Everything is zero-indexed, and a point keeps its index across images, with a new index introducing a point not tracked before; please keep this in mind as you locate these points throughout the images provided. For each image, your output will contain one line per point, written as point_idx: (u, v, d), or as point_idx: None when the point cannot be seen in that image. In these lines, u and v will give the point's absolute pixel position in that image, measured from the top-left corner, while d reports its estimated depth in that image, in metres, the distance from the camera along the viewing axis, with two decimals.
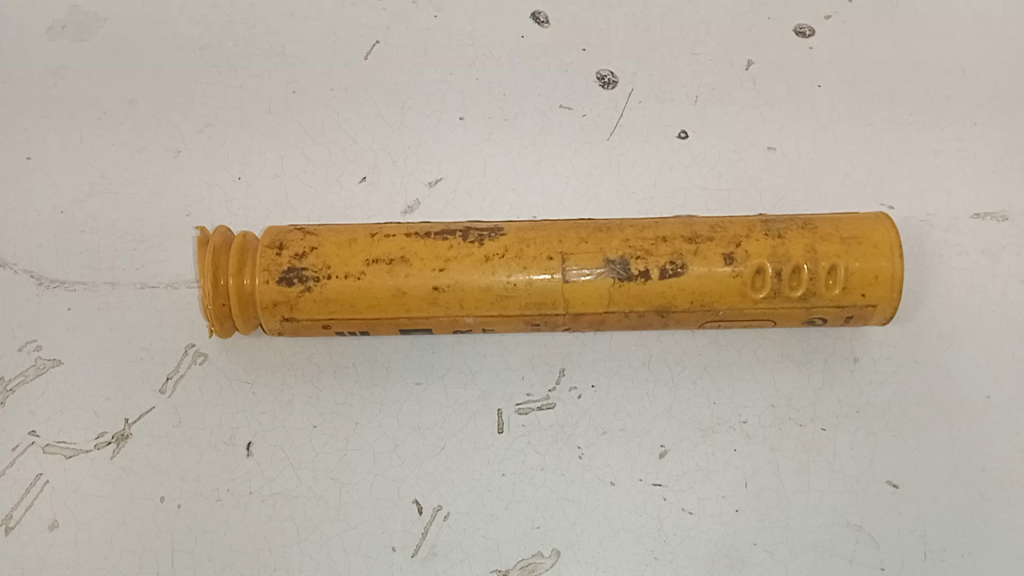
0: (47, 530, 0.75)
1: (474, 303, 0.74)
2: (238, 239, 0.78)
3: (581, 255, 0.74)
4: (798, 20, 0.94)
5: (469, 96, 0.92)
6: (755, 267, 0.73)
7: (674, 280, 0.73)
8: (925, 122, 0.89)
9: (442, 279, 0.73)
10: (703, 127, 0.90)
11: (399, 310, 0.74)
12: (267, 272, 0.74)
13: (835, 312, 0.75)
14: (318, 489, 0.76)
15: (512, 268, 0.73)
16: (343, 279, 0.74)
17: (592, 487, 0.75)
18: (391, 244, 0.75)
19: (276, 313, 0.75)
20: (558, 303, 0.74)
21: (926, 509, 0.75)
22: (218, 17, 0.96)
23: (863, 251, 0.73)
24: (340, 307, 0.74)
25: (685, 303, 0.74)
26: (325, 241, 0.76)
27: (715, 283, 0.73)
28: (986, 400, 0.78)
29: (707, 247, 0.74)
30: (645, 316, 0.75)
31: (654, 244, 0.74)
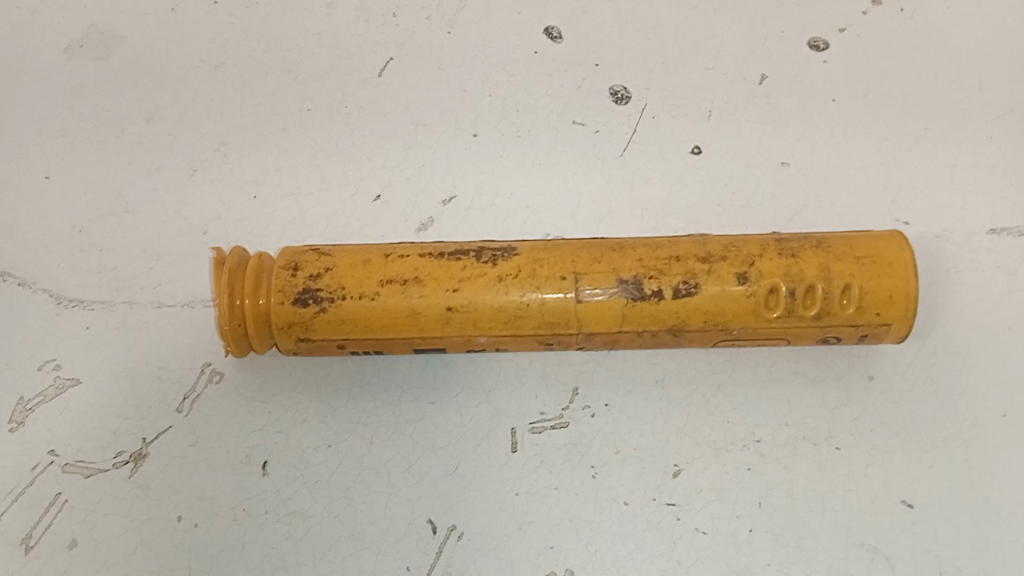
0: (66, 549, 0.76)
1: (489, 323, 0.74)
2: (253, 259, 0.78)
3: (594, 275, 0.74)
4: (812, 34, 0.95)
5: (481, 112, 0.93)
6: (769, 286, 0.73)
7: (688, 299, 0.73)
8: (940, 137, 0.89)
9: (455, 300, 0.73)
10: (717, 141, 0.90)
11: (413, 330, 0.74)
12: (282, 293, 0.74)
13: (850, 331, 0.74)
14: (332, 508, 0.76)
15: (525, 288, 0.73)
16: (358, 299, 0.74)
17: (605, 506, 0.75)
18: (405, 264, 0.75)
19: (291, 334, 0.74)
20: (572, 323, 0.74)
21: (941, 529, 0.74)
22: (234, 36, 0.98)
23: (878, 269, 0.73)
24: (355, 328, 0.74)
25: (698, 323, 0.73)
26: (338, 261, 0.76)
27: (728, 302, 0.72)
28: (1003, 418, 0.77)
29: (720, 266, 0.73)
30: (659, 336, 0.75)
31: (667, 263, 0.74)
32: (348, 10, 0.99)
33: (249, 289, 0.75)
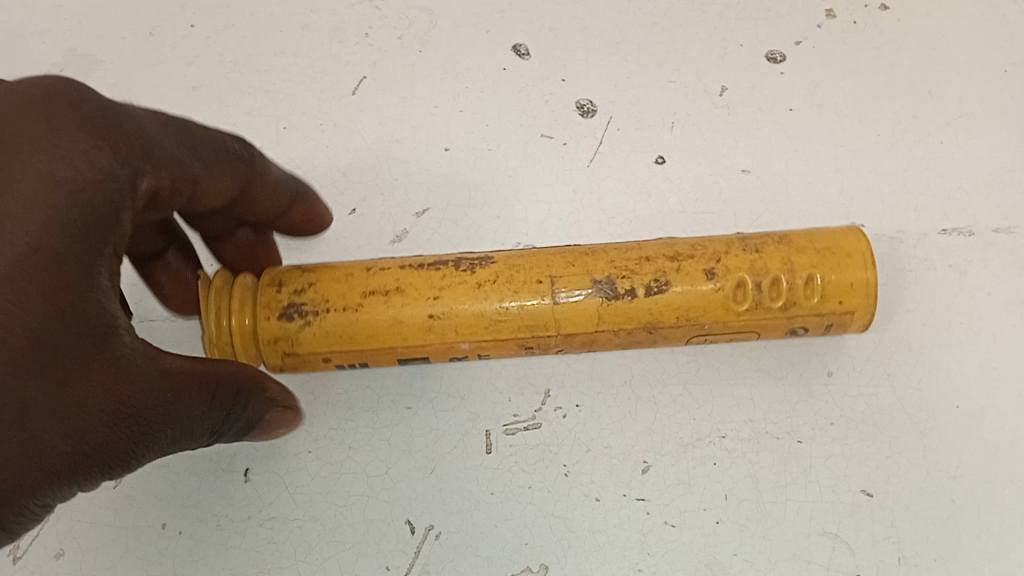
0: (53, 558, 0.78)
1: (470, 329, 0.76)
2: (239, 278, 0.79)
3: (569, 278, 0.76)
4: (769, 46, 0.99)
5: (453, 128, 0.96)
6: (735, 281, 0.76)
7: (660, 297, 0.75)
8: (893, 142, 0.93)
9: (436, 307, 0.76)
10: (679, 150, 0.93)
11: (396, 339, 0.76)
12: (268, 309, 0.77)
13: (815, 320, 0.78)
14: (313, 511, 0.79)
15: (504, 293, 0.76)
16: (342, 311, 0.76)
17: (577, 503, 0.78)
18: (386, 276, 0.77)
19: (277, 348, 0.77)
20: (550, 326, 0.76)
21: (900, 516, 0.76)
22: (211, 58, 1.01)
23: (838, 260, 0.76)
24: (340, 339, 0.76)
25: (671, 319, 0.76)
26: (322, 276, 0.78)
27: (698, 298, 0.75)
28: (957, 409, 0.80)
29: (689, 264, 0.76)
30: (634, 334, 0.78)
31: (638, 263, 0.76)
32: (324, 33, 1.03)
33: (237, 306, 0.76)
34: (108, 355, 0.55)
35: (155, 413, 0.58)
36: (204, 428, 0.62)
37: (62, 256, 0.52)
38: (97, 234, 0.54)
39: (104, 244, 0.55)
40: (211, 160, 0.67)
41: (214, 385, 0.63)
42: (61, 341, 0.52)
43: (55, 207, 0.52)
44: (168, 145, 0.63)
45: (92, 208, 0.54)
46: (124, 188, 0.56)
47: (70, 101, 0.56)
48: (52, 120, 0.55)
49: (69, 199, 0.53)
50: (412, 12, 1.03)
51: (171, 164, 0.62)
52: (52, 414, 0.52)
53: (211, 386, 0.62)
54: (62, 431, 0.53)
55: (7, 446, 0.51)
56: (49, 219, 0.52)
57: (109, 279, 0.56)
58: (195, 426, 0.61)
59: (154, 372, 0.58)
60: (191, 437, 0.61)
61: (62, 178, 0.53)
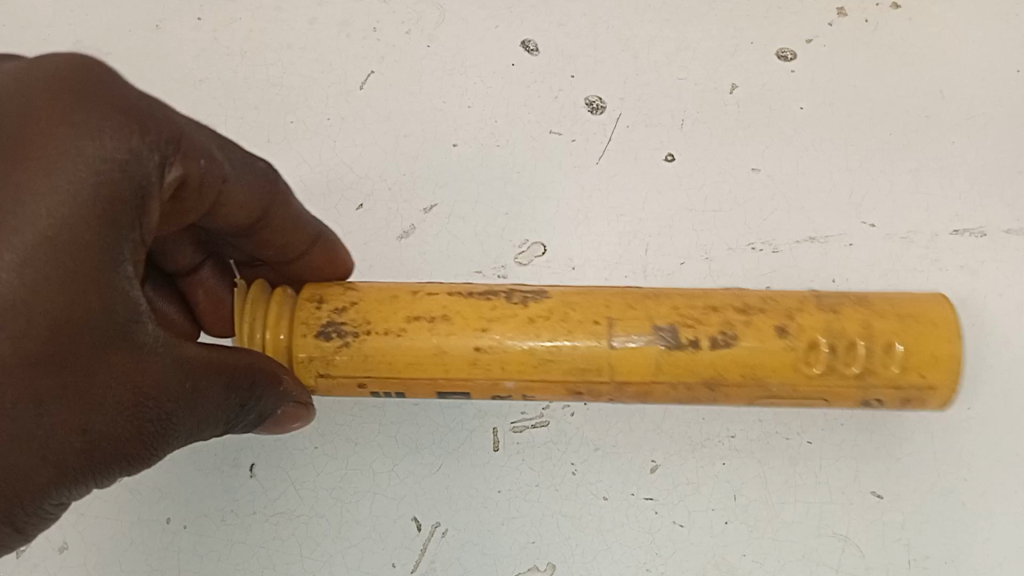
0: (57, 552, 0.78)
1: (519, 369, 0.69)
2: (278, 291, 0.73)
3: (629, 321, 0.70)
4: (780, 43, 0.98)
5: (461, 123, 0.95)
6: (809, 341, 0.69)
7: (725, 350, 0.69)
8: (905, 142, 0.92)
9: (484, 339, 0.69)
10: (689, 148, 0.93)
11: (437, 372, 0.70)
12: (305, 325, 0.70)
13: (892, 393, 0.71)
14: (319, 508, 0.78)
15: (557, 332, 0.69)
16: (383, 336, 0.70)
17: (585, 502, 0.77)
18: (434, 302, 0.71)
19: (310, 369, 0.71)
20: (605, 372, 0.70)
21: (909, 518, 0.76)
22: (217, 51, 1.01)
23: (920, 329, 0.70)
24: (378, 366, 0.70)
25: (735, 377, 0.69)
26: (366, 296, 0.72)
27: (766, 354, 0.69)
28: (968, 411, 0.80)
29: (759, 318, 0.70)
30: (693, 390, 0.71)
31: (704, 312, 0.70)
32: (331, 26, 1.02)
33: (272, 320, 0.71)
34: (130, 346, 0.55)
35: (176, 406, 0.57)
36: (220, 413, 0.62)
37: (88, 244, 0.52)
38: (121, 224, 0.53)
39: (128, 230, 0.54)
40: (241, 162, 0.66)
41: (232, 372, 0.63)
42: (80, 335, 0.52)
43: (73, 197, 0.51)
44: (200, 139, 0.61)
45: (116, 189, 0.53)
46: (151, 175, 0.55)
47: (99, 81, 0.55)
48: (78, 104, 0.53)
49: (91, 184, 0.52)
50: (420, 5, 1.03)
51: (200, 155, 0.60)
52: (72, 407, 0.52)
53: (228, 373, 0.62)
54: (81, 426, 0.53)
55: (27, 446, 0.51)
56: (72, 197, 0.51)
57: (133, 266, 0.55)
58: (211, 415, 0.61)
59: (177, 364, 0.58)
60: (206, 426, 0.61)
61: (93, 158, 0.52)
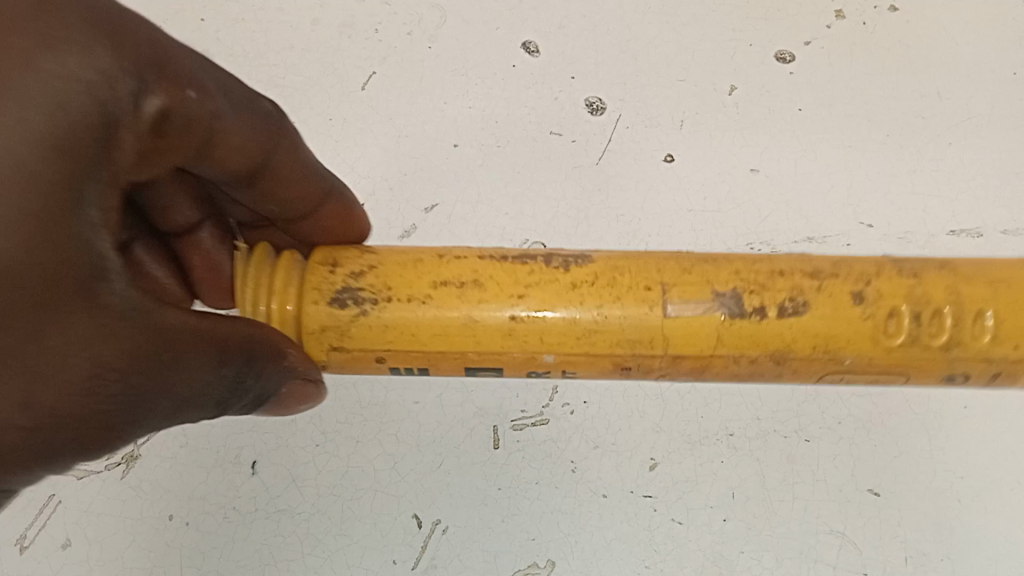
0: (61, 548, 0.77)
1: (558, 342, 0.61)
2: (285, 253, 0.64)
3: (685, 287, 0.61)
4: (779, 47, 1.00)
5: (461, 124, 0.96)
6: (890, 308, 0.60)
7: (795, 320, 0.60)
8: (902, 143, 0.93)
9: (521, 307, 0.60)
10: (688, 148, 0.94)
11: (467, 346, 0.61)
12: (317, 291, 0.61)
13: (981, 367, 0.62)
14: (321, 505, 0.78)
15: (604, 299, 0.60)
16: (404, 303, 0.60)
17: (585, 499, 0.78)
18: (463, 265, 0.62)
19: (321, 342, 0.61)
20: (658, 347, 0.61)
21: (906, 516, 0.76)
22: (220, 52, 1.02)
23: (1015, 295, 0.60)
24: (399, 338, 0.61)
25: (806, 348, 0.60)
26: (384, 258, 0.62)
27: (842, 324, 0.60)
28: (965, 409, 0.81)
29: (832, 283, 0.61)
30: (760, 365, 0.62)
31: (771, 277, 0.61)
32: (334, 27, 1.03)
33: (279, 287, 0.62)
34: (92, 307, 0.49)
35: (146, 378, 0.52)
36: (207, 390, 0.57)
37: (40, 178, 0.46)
38: (86, 162, 0.49)
39: (93, 165, 0.49)
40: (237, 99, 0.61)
41: (221, 344, 0.58)
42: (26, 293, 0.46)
43: (27, 130, 0.46)
44: (189, 64, 0.57)
45: (79, 113, 0.48)
46: (121, 102, 0.51)
47: None
48: (36, 20, 0.48)
49: (51, 105, 0.47)
50: (422, 8, 1.04)
51: (187, 81, 0.55)
52: (16, 373, 0.47)
53: (217, 346, 0.57)
54: (29, 396, 0.48)
55: None
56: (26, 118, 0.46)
57: (100, 211, 0.50)
58: (195, 390, 0.56)
59: (155, 332, 0.53)
60: (189, 403, 0.56)
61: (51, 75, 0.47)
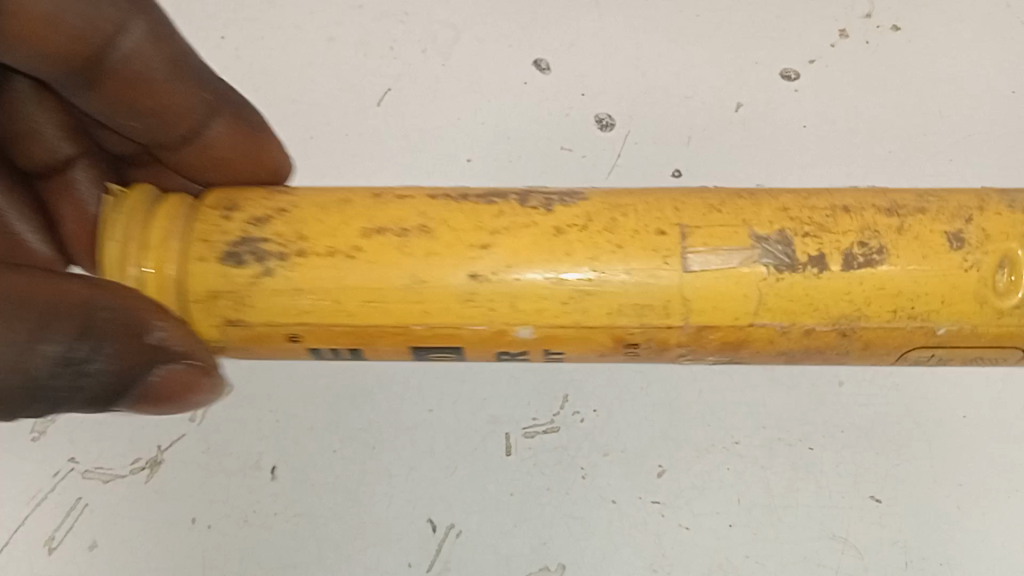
0: (86, 549, 0.80)
1: (534, 311, 0.65)
2: (166, 197, 0.69)
3: (715, 232, 0.65)
4: (784, 64, 1.03)
5: (475, 139, 0.99)
6: (999, 254, 0.63)
7: (870, 271, 0.63)
8: (904, 159, 0.96)
9: (480, 262, 0.64)
10: (697, 164, 0.96)
11: (414, 316, 0.65)
12: (205, 247, 0.65)
13: None
14: (338, 509, 0.81)
15: (591, 248, 0.64)
16: (326, 257, 0.64)
17: (595, 504, 0.80)
18: (402, 213, 0.66)
19: (226, 307, 0.65)
20: (678, 314, 0.64)
21: (907, 522, 0.79)
22: (240, 69, 1.05)
23: None
24: (325, 302, 0.65)
25: (886, 309, 0.64)
26: (300, 205, 0.67)
27: (934, 277, 0.63)
28: (965, 417, 0.83)
29: (920, 225, 0.64)
30: (828, 337, 0.65)
31: (834, 217, 0.65)
32: (350, 44, 1.06)
33: (155, 242, 0.66)
34: None
35: None
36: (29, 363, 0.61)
37: None
38: None
39: None
40: (113, 9, 0.73)
41: (44, 317, 0.62)
42: None
43: None
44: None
45: None
46: None
47: None
48: None
49: None
50: (436, 26, 1.07)
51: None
52: None
53: (34, 323, 0.61)
54: None
55: None
56: None
57: None
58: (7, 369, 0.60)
59: None
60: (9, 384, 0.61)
61: None
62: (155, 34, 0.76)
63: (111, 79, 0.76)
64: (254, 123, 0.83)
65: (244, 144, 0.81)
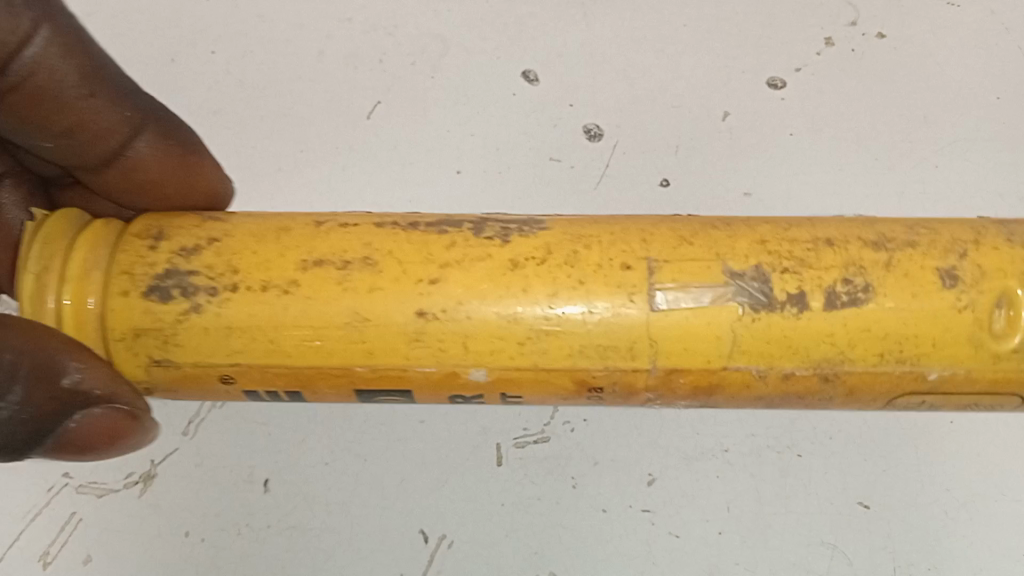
0: (81, 564, 0.81)
1: (488, 352, 0.66)
2: (90, 228, 0.71)
3: (685, 267, 0.66)
4: (771, 73, 1.03)
5: (464, 151, 0.99)
6: (993, 293, 0.65)
7: (854, 309, 0.65)
8: (890, 165, 0.96)
9: (428, 298, 0.66)
10: (685, 173, 0.97)
11: (358, 357, 0.66)
12: (128, 282, 0.67)
13: None
14: (330, 521, 0.81)
15: (541, 283, 0.66)
16: (262, 292, 0.66)
17: (585, 513, 0.81)
18: (346, 245, 0.68)
19: (150, 344, 0.67)
20: (644, 356, 0.66)
21: (895, 528, 0.79)
22: (231, 83, 1.06)
23: None
24: (262, 339, 0.66)
25: (876, 353, 0.65)
26: (234, 238, 0.69)
27: (920, 318, 0.64)
28: (952, 424, 0.84)
29: (908, 262, 0.66)
30: (808, 381, 0.67)
31: (816, 253, 0.67)
32: (340, 58, 1.07)
33: (75, 275, 0.68)
34: None
35: None
36: None
37: None
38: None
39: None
40: (50, 45, 0.74)
41: None
42: None
43: None
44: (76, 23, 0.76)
45: None
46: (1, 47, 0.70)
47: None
48: None
49: None
50: (425, 38, 1.08)
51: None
52: None
53: None
54: None
55: None
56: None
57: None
58: None
59: None
60: None
61: None
62: (67, 50, 0.74)
63: (41, 108, 0.76)
64: (184, 144, 0.84)
65: (175, 169, 0.83)
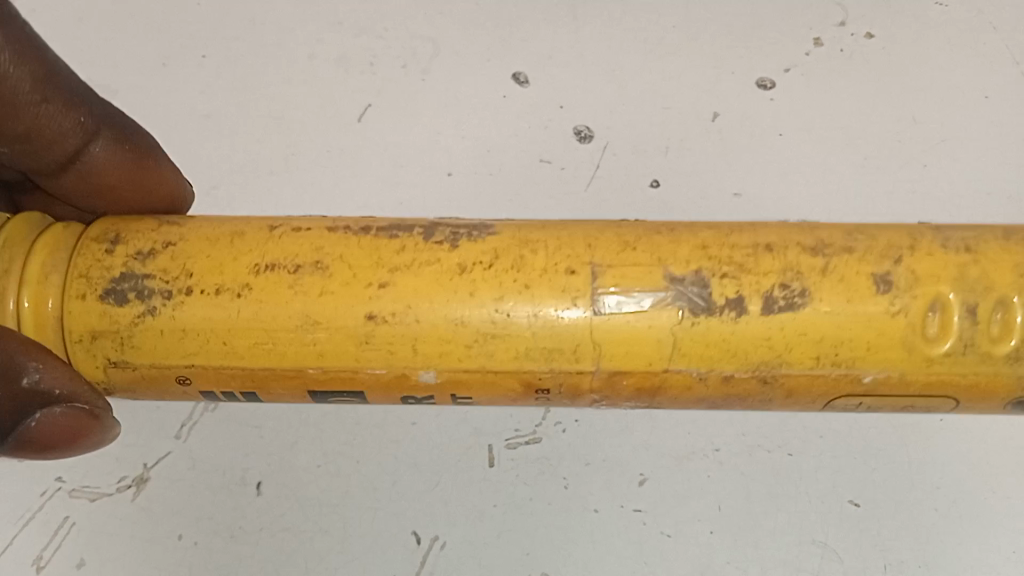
0: (75, 567, 0.81)
1: (436, 355, 0.66)
2: (46, 230, 0.70)
3: (622, 272, 0.65)
4: (760, 74, 1.04)
5: (455, 154, 0.99)
6: (930, 298, 0.64)
7: (792, 313, 0.64)
8: (879, 166, 0.97)
9: (378, 301, 0.65)
10: (675, 175, 0.97)
11: (310, 360, 0.66)
12: (82, 286, 0.67)
13: None
14: (323, 523, 0.81)
15: (491, 288, 0.65)
16: (213, 296, 0.66)
17: (577, 514, 0.81)
18: (299, 248, 0.68)
19: (107, 347, 0.67)
20: (588, 358, 0.65)
21: (885, 526, 0.80)
22: (222, 86, 1.06)
23: None
24: (215, 342, 0.66)
25: (815, 355, 0.64)
26: (188, 241, 0.69)
27: (856, 323, 0.63)
28: (941, 422, 0.84)
29: (846, 266, 0.65)
30: (747, 382, 0.66)
31: (752, 258, 0.65)
32: (330, 61, 1.07)
33: (31, 278, 0.67)
34: None
35: None
36: None
37: None
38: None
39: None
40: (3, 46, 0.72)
41: None
42: None
43: None
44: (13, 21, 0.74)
45: None
46: None
47: None
48: None
49: None
50: (416, 41, 1.08)
51: None
52: None
53: None
54: None
55: None
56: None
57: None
58: None
59: None
60: None
61: None
62: (20, 57, 0.73)
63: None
64: (139, 148, 0.84)
65: (132, 172, 0.83)
